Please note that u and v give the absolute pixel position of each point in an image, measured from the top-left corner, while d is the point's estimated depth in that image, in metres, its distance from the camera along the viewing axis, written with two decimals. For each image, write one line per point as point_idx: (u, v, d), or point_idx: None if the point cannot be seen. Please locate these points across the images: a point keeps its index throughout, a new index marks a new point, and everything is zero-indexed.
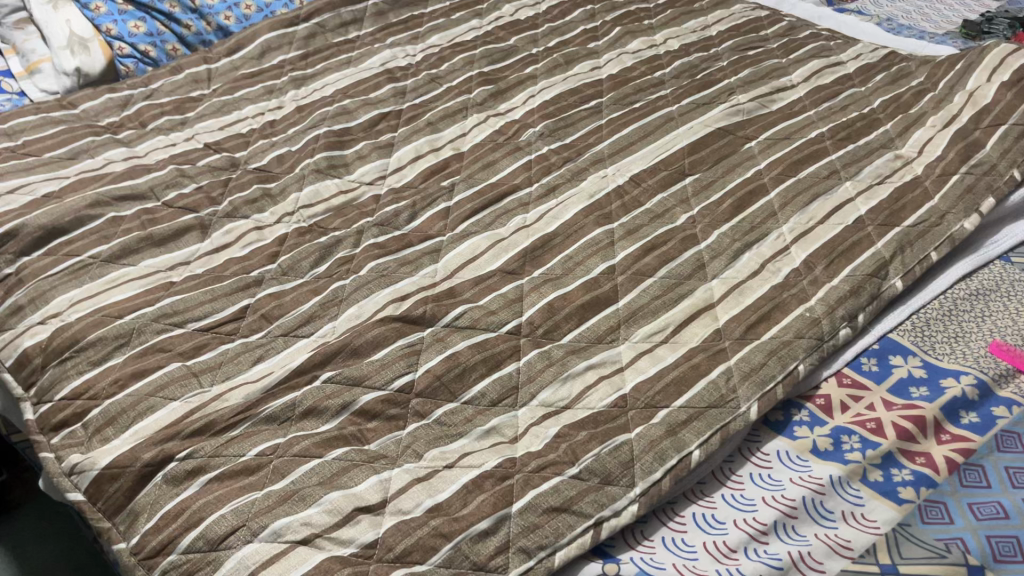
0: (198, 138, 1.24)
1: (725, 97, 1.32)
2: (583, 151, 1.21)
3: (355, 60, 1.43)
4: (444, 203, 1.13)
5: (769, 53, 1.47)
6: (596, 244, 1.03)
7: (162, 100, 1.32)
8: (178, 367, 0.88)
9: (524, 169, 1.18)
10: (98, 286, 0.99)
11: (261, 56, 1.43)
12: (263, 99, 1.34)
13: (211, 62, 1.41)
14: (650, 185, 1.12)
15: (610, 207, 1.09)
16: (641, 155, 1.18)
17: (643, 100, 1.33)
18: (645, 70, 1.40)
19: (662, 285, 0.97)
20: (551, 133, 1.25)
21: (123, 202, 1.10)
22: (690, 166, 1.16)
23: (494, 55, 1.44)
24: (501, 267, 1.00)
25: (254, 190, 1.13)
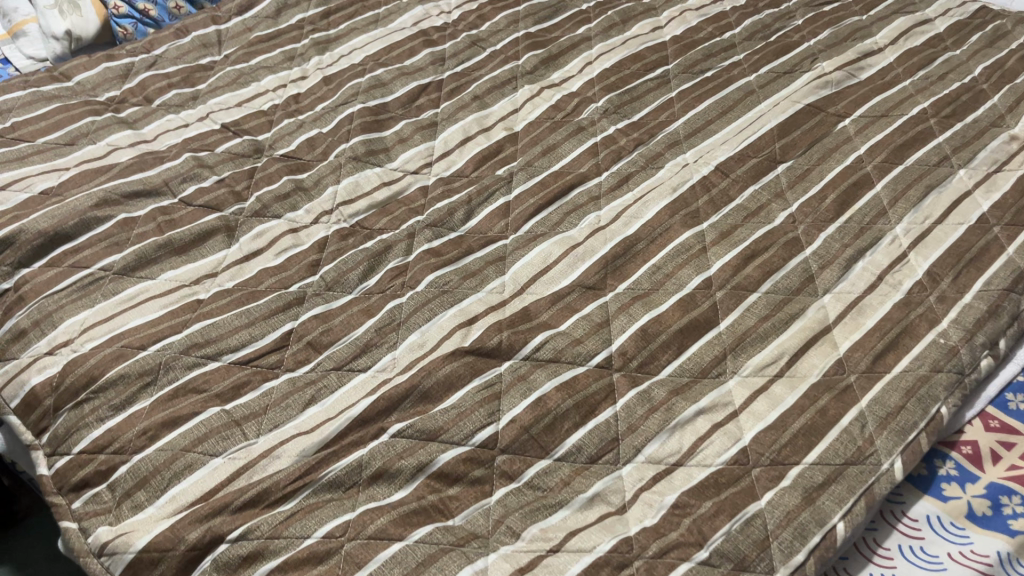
0: (214, 117, 1.08)
1: (808, 63, 1.17)
2: (655, 131, 1.07)
3: (382, 19, 1.27)
4: (504, 196, 0.99)
5: (847, 8, 1.31)
6: (687, 251, 0.90)
7: (168, 69, 1.16)
8: (216, 414, 0.75)
9: (590, 154, 1.04)
10: (112, 307, 0.85)
11: (277, 15, 1.26)
12: (283, 66, 1.18)
13: (221, 22, 1.24)
14: (739, 175, 0.98)
15: (696, 203, 0.95)
16: (724, 138, 1.04)
17: (715, 67, 1.17)
18: (712, 31, 1.24)
19: (768, 304, 0.85)
20: (616, 109, 1.10)
21: (134, 200, 0.95)
22: (781, 151, 1.02)
23: (539, 11, 1.28)
24: (580, 280, 0.87)
25: (285, 184, 0.99)
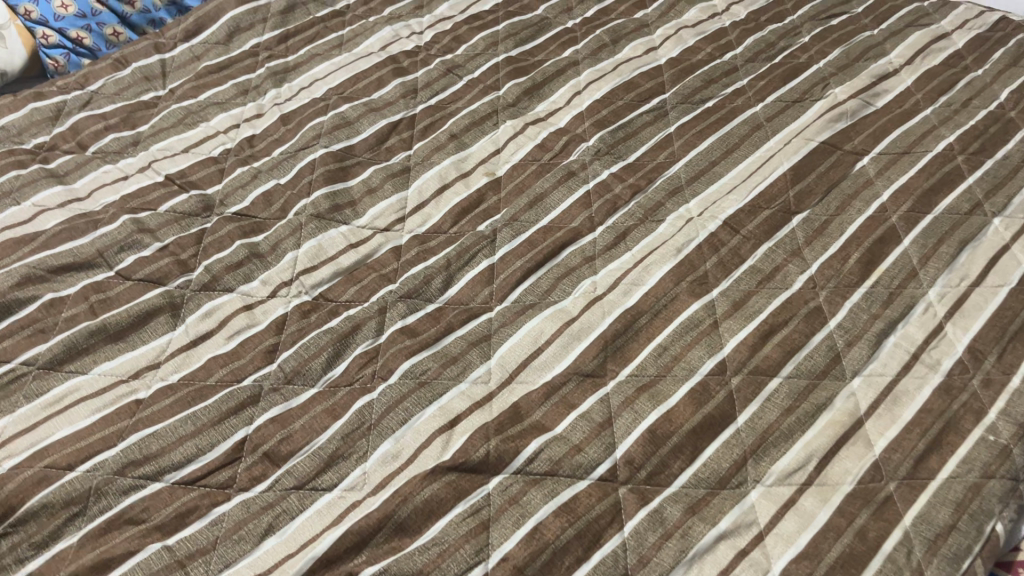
0: (157, 167, 0.96)
1: (819, 89, 1.06)
2: (654, 174, 0.95)
3: (346, 43, 1.14)
4: (487, 258, 0.88)
5: (855, 21, 1.20)
6: (697, 326, 0.79)
7: (104, 108, 1.03)
8: (156, 553, 0.64)
9: (582, 205, 0.93)
10: (35, 413, 0.73)
11: (229, 39, 1.13)
12: (237, 102, 1.05)
13: (165, 51, 1.11)
14: (751, 231, 0.88)
15: (704, 266, 0.85)
16: (730, 183, 0.93)
17: (716, 95, 1.06)
18: (712, 51, 1.13)
19: (790, 393, 0.75)
20: (609, 149, 0.99)
21: (64, 275, 0.83)
22: (795, 200, 0.91)
23: (520, 32, 1.16)
24: (576, 367, 0.76)
25: (238, 249, 0.87)
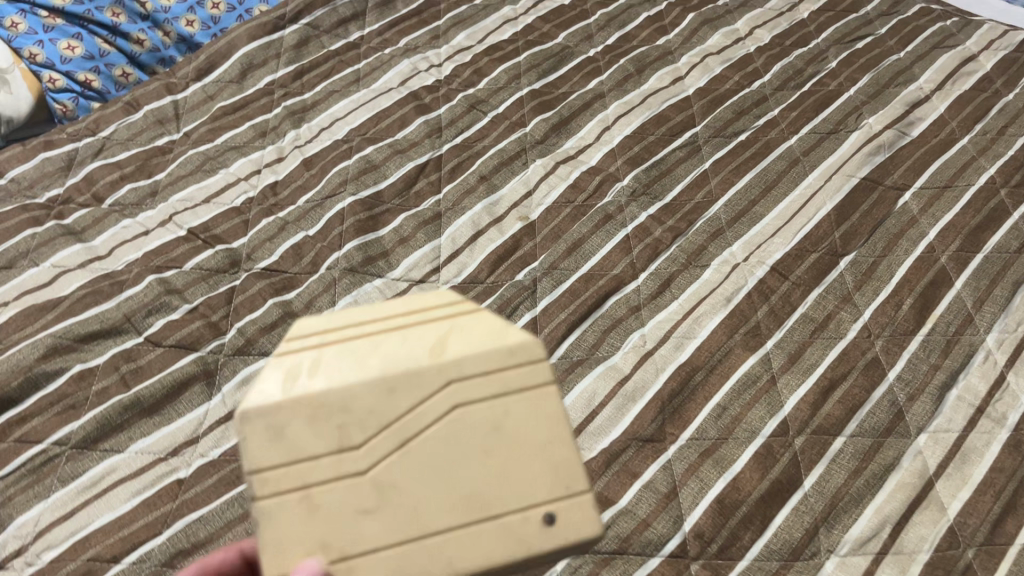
0: (178, 220, 0.92)
1: (852, 119, 1.04)
2: (694, 215, 0.93)
3: (363, 78, 1.11)
4: (529, 311, 0.85)
5: (881, 44, 1.18)
6: (754, 383, 0.77)
7: (118, 155, 0.99)
8: None
9: (622, 250, 0.90)
10: (72, 497, 0.70)
11: (242, 77, 1.09)
12: (255, 145, 1.01)
13: (177, 91, 1.06)
14: (800, 276, 0.85)
15: (756, 316, 0.82)
16: (773, 224, 0.91)
17: (749, 127, 1.03)
18: (739, 79, 1.10)
19: (856, 452, 0.73)
20: (645, 189, 0.96)
21: (91, 343, 0.80)
22: (841, 241, 0.89)
23: (541, 63, 1.12)
24: (634, 431, 0.74)
25: (271, 309, 0.84)
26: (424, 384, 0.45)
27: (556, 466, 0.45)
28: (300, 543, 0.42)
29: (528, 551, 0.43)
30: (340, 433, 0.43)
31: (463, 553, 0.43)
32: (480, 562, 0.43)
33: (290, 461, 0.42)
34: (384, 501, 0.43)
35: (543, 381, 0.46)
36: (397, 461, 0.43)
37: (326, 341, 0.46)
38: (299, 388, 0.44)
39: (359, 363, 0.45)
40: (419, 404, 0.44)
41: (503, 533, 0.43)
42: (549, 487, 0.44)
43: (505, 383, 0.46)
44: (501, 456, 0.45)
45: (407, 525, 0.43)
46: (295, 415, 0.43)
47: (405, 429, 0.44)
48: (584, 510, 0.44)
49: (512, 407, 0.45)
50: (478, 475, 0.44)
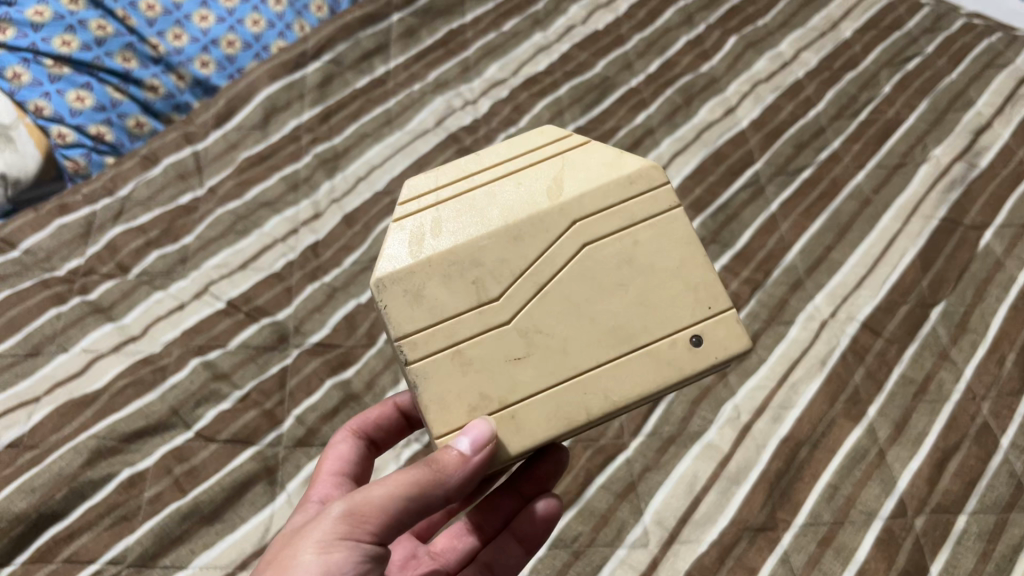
0: (215, 290, 0.85)
1: (917, 152, 0.99)
2: (768, 266, 0.88)
3: (395, 119, 1.04)
4: None
5: (930, 65, 1.13)
6: (863, 458, 0.72)
7: (140, 218, 0.90)
8: None
9: None
10: None
11: (265, 122, 1.01)
12: (289, 200, 0.94)
13: (197, 140, 0.98)
14: (893, 332, 0.80)
15: (854, 380, 0.77)
16: (854, 273, 0.86)
17: (811, 162, 0.98)
18: (793, 109, 1.05)
19: (981, 533, 0.68)
20: (713, 237, 0.91)
21: (137, 442, 0.72)
22: (929, 290, 0.84)
23: (584, 96, 1.06)
24: (743, 520, 0.69)
25: (331, 392, 0.77)
26: (552, 229, 0.53)
27: (689, 289, 0.54)
28: (464, 395, 0.51)
29: (677, 369, 0.52)
30: (480, 288, 0.52)
31: (616, 382, 0.52)
32: (634, 384, 0.52)
33: (437, 322, 0.51)
34: (534, 343, 0.52)
35: (666, 207, 0.55)
36: (537, 303, 0.53)
37: (444, 198, 0.54)
38: (427, 250, 0.52)
39: (484, 217, 0.53)
40: (548, 249, 0.53)
41: (650, 357, 0.53)
42: (689, 309, 0.54)
43: (627, 220, 0.54)
44: (632, 290, 0.53)
45: (562, 363, 0.52)
46: (437, 274, 0.52)
47: (540, 274, 0.53)
48: (725, 324, 0.53)
49: (637, 237, 0.54)
50: (617, 311, 0.53)
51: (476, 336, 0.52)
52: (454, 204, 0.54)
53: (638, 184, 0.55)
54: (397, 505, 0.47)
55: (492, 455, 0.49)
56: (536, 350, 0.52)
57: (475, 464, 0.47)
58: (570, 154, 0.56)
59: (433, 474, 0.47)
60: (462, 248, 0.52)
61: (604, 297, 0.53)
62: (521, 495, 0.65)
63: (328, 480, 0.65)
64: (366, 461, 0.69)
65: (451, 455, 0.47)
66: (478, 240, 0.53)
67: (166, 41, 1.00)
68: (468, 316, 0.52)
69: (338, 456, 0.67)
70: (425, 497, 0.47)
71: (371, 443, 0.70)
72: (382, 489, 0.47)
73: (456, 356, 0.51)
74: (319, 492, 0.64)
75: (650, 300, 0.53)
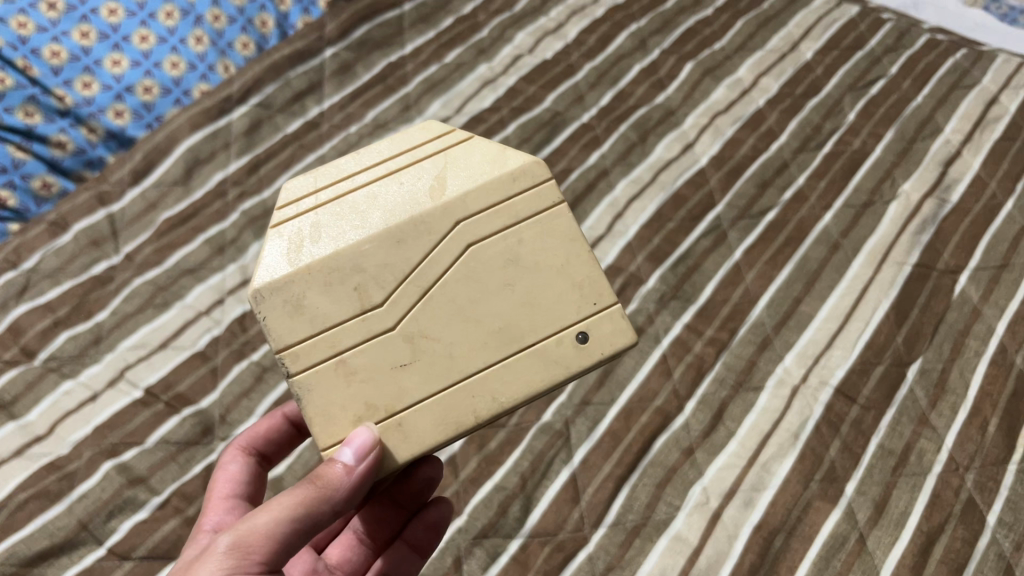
0: (132, 376, 0.77)
1: (885, 187, 0.94)
2: (733, 322, 0.82)
3: None
4: (566, 466, 0.72)
5: (894, 88, 1.08)
6: (843, 546, 0.67)
7: (48, 293, 0.82)
8: None
9: (662, 374, 0.78)
10: None
11: (188, 176, 0.93)
12: (214, 264, 0.86)
13: (112, 201, 0.90)
14: (869, 397, 0.75)
15: (829, 454, 0.72)
16: (825, 329, 0.80)
17: (775, 202, 0.93)
18: (753, 142, 0.99)
19: None
20: (674, 291, 0.84)
21: (42, 565, 0.65)
22: (905, 346, 0.78)
23: (533, 135, 1.00)
24: None
25: None
26: (436, 232, 0.53)
27: (575, 285, 0.54)
28: (349, 403, 0.50)
29: (566, 368, 0.52)
30: (362, 295, 0.51)
31: (505, 385, 0.52)
32: (523, 384, 0.52)
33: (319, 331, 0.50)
34: (419, 349, 0.51)
35: (550, 203, 0.55)
36: (422, 308, 0.52)
37: (322, 203, 0.54)
38: (305, 259, 0.51)
39: (365, 222, 0.53)
40: (431, 251, 0.53)
41: (538, 357, 0.52)
42: (577, 305, 0.54)
43: (511, 219, 0.54)
44: (518, 288, 0.53)
45: (447, 369, 0.51)
46: (316, 281, 0.51)
47: (425, 277, 0.52)
48: (610, 319, 0.54)
49: (522, 236, 0.54)
50: (504, 311, 0.53)
51: (359, 344, 0.51)
52: (334, 206, 0.54)
53: (522, 181, 0.55)
54: (284, 529, 0.46)
55: (377, 465, 0.48)
56: (421, 356, 0.51)
57: (359, 474, 0.47)
58: (453, 150, 0.56)
59: (319, 491, 0.47)
60: (342, 254, 0.52)
61: (489, 298, 0.53)
62: (407, 505, 0.66)
63: (221, 505, 0.62)
64: (259, 477, 0.67)
65: (332, 470, 0.47)
66: (360, 245, 0.52)
67: (74, 91, 0.92)
68: (350, 325, 0.51)
69: (230, 477, 0.64)
70: (314, 515, 0.47)
71: (261, 459, 0.68)
72: (266, 516, 0.45)
73: (341, 366, 0.51)
74: (212, 517, 0.60)
75: (536, 297, 0.53)
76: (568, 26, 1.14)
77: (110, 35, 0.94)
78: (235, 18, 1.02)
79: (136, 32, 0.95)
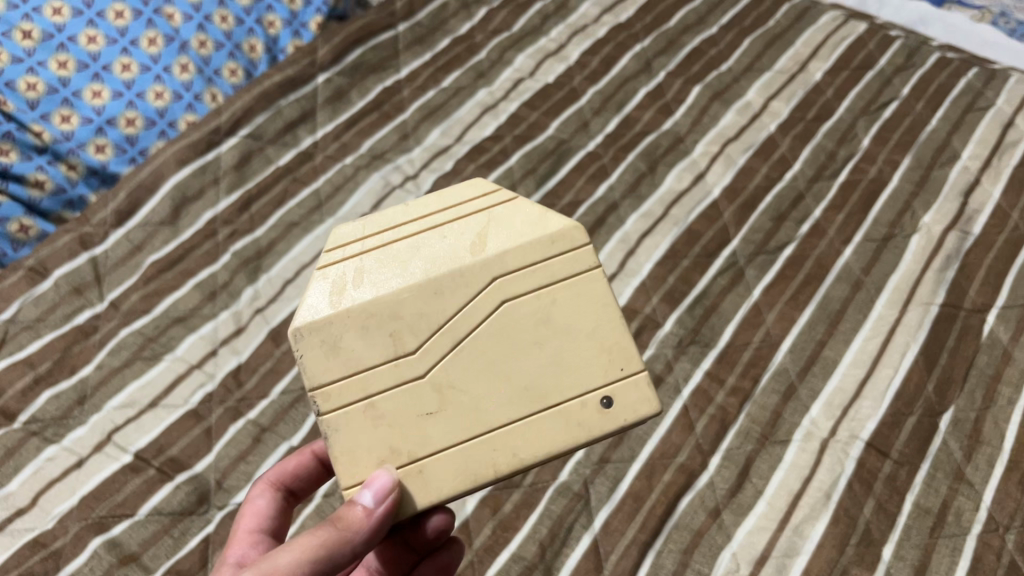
0: (120, 439, 0.72)
1: (905, 219, 0.90)
2: (756, 369, 0.78)
3: (326, 203, 0.91)
4: (587, 531, 0.69)
5: (908, 111, 1.05)
6: None
7: (28, 347, 0.77)
8: None
9: (684, 427, 0.74)
10: None
11: (176, 215, 0.87)
12: (206, 311, 0.81)
13: (94, 244, 0.84)
14: (902, 451, 0.71)
15: (864, 514, 0.68)
16: (851, 376, 0.77)
17: (792, 236, 0.89)
18: (767, 171, 0.96)
19: None
20: (693, 335, 0.81)
21: None
22: (936, 395, 0.75)
23: (537, 165, 0.95)
24: None
25: None
26: (473, 286, 0.50)
27: (606, 349, 0.50)
28: (375, 448, 0.47)
29: (589, 434, 0.48)
30: (396, 341, 0.48)
31: (529, 443, 0.48)
32: (544, 444, 0.48)
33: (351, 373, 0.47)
34: (447, 400, 0.48)
35: (588, 266, 0.51)
36: (454, 359, 0.49)
37: (367, 247, 0.51)
38: (346, 301, 0.48)
39: (404, 270, 0.50)
40: (467, 304, 0.49)
41: (564, 420, 0.49)
42: (604, 369, 0.50)
43: (551, 277, 0.50)
44: (550, 347, 0.49)
45: (473, 422, 0.48)
46: (353, 324, 0.48)
47: (458, 330, 0.49)
48: (642, 387, 0.49)
49: (558, 296, 0.50)
50: (531, 369, 0.49)
51: (390, 390, 0.48)
52: (376, 253, 0.50)
53: (565, 241, 0.51)
54: (306, 570, 0.44)
55: (397, 508, 0.45)
56: (449, 407, 0.48)
57: (379, 517, 0.44)
58: (498, 207, 0.52)
59: (340, 532, 0.45)
60: (382, 300, 0.49)
61: (521, 354, 0.49)
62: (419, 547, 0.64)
63: (246, 540, 0.59)
64: (287, 512, 0.63)
65: (353, 513, 0.44)
66: (398, 293, 0.49)
67: (52, 125, 0.86)
68: (381, 370, 0.48)
69: (257, 512, 0.61)
70: (336, 558, 0.45)
71: (291, 493, 0.64)
72: (289, 554, 0.44)
73: (370, 410, 0.47)
74: (233, 554, 0.57)
75: (566, 358, 0.49)
76: (569, 47, 1.10)
77: (90, 64, 0.88)
78: (222, 44, 0.97)
79: (118, 61, 0.90)
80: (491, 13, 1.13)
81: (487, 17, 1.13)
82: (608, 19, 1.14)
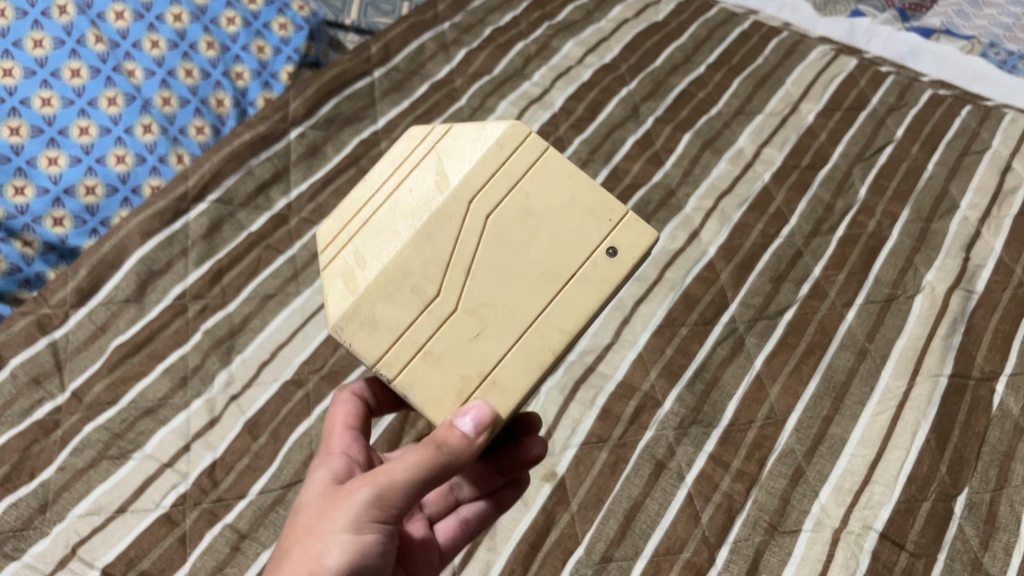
0: (86, 552, 0.66)
1: (906, 278, 0.87)
2: (762, 451, 0.74)
3: (302, 271, 0.86)
4: None
5: (905, 152, 1.00)
6: None
7: None
8: None
9: (689, 518, 0.71)
10: None
11: (142, 292, 0.82)
12: (176, 400, 0.76)
13: (53, 327, 0.78)
14: (918, 542, 0.68)
15: None
16: (860, 457, 0.73)
17: (791, 299, 0.86)
18: (762, 226, 0.92)
19: None
20: (694, 414, 0.77)
21: None
22: (950, 477, 0.72)
23: None
24: None
25: None
26: (455, 218, 0.49)
27: (588, 211, 0.51)
28: (448, 385, 0.48)
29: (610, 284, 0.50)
30: (420, 294, 0.49)
31: (552, 330, 0.49)
32: (573, 317, 0.49)
33: (398, 338, 0.48)
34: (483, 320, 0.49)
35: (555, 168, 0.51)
36: (471, 285, 0.49)
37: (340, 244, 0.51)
38: (363, 284, 0.48)
39: (395, 234, 0.50)
40: (460, 236, 0.49)
41: (584, 285, 0.50)
42: (594, 228, 0.50)
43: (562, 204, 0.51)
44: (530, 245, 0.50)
45: (512, 326, 0.49)
46: (377, 298, 0.48)
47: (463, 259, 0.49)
48: (633, 228, 0.51)
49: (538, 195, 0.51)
50: (519, 267, 0.50)
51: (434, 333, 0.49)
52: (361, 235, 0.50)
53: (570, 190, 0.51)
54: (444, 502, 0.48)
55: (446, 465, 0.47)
56: (487, 323, 0.49)
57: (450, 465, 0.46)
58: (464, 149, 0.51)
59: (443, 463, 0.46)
60: (390, 269, 0.49)
61: (518, 246, 0.50)
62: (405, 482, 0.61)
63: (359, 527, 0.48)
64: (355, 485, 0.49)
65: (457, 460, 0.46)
66: (398, 255, 0.49)
67: (6, 199, 0.80)
68: (424, 320, 0.48)
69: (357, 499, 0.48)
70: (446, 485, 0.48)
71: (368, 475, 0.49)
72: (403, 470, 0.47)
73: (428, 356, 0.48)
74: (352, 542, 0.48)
75: (553, 250, 0.50)
76: (553, 92, 1.06)
77: (44, 128, 0.82)
78: (188, 100, 0.92)
79: (75, 124, 0.83)
80: (471, 55, 1.09)
81: (467, 59, 1.08)
82: (592, 60, 1.10)
